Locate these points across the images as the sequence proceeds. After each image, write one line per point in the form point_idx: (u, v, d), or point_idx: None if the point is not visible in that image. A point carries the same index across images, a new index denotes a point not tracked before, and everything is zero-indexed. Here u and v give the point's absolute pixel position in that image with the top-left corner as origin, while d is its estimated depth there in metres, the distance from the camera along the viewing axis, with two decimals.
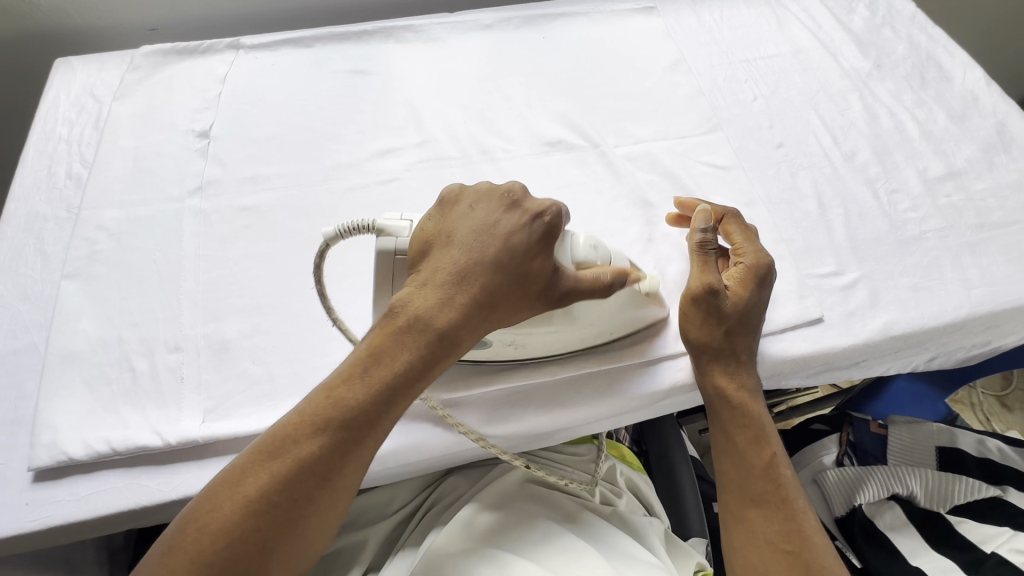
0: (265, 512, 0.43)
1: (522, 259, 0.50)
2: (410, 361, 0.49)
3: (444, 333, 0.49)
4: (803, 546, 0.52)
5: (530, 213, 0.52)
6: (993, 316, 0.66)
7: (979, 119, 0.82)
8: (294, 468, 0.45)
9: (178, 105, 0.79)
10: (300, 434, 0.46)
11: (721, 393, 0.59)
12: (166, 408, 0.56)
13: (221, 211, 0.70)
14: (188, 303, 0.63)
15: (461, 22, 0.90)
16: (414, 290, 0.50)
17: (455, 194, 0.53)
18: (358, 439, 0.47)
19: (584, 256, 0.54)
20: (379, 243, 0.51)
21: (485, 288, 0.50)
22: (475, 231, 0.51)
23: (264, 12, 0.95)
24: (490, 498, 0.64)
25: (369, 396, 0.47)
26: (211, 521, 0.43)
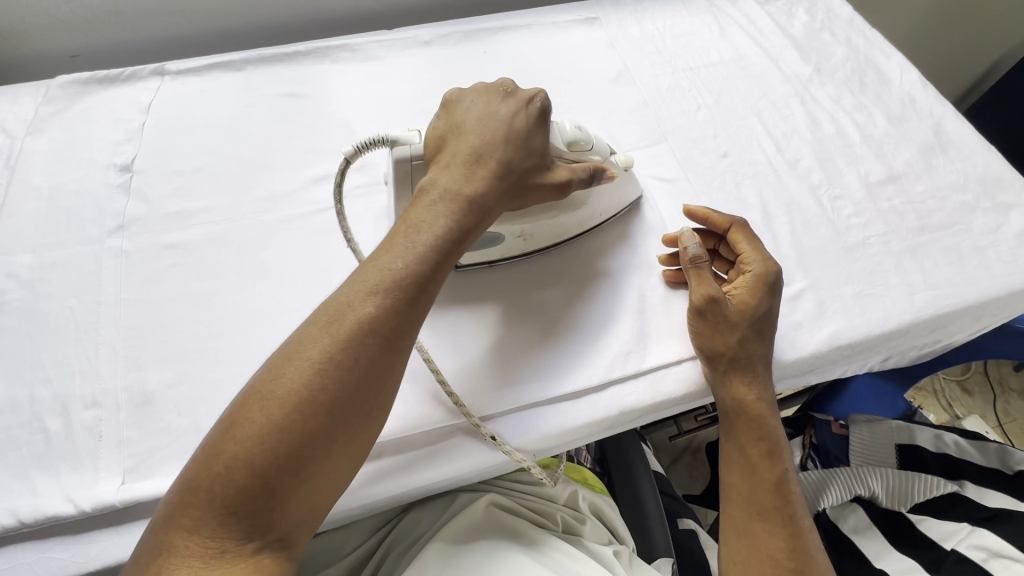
0: (333, 370, 0.42)
1: (526, 142, 0.54)
2: (448, 222, 0.49)
3: (478, 200, 0.50)
4: (804, 565, 0.51)
5: (521, 99, 0.55)
6: (938, 318, 0.67)
7: (917, 120, 0.83)
8: (353, 328, 0.43)
9: (98, 137, 0.75)
10: (352, 300, 0.44)
11: (740, 403, 0.58)
12: (82, 470, 0.53)
13: (144, 250, 0.66)
14: (107, 353, 0.59)
15: (399, 38, 0.88)
16: (441, 170, 0.52)
17: (455, 95, 0.57)
18: (411, 298, 0.46)
19: (573, 138, 0.58)
20: (393, 153, 0.56)
21: (502, 158, 0.52)
22: (485, 119, 0.54)
23: (193, 33, 0.91)
24: (451, 535, 0.60)
25: (414, 259, 0.46)
26: (275, 391, 0.41)
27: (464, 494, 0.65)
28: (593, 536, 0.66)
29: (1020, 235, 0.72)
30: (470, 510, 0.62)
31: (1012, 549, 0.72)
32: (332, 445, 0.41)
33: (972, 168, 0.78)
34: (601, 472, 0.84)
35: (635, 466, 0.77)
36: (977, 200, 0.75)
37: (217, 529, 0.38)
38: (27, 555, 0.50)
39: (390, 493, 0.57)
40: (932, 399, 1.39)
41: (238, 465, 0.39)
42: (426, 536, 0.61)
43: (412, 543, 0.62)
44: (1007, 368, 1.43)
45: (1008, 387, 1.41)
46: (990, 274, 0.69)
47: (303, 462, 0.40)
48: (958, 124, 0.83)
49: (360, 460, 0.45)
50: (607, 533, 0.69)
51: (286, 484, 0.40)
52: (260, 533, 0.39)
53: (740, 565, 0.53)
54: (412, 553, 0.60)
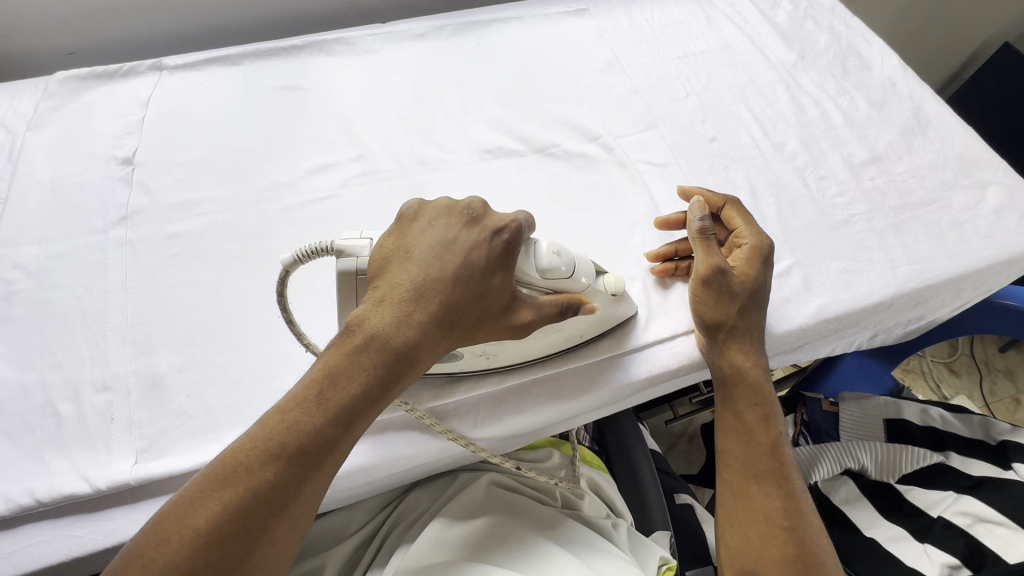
0: (217, 545, 0.41)
1: (482, 276, 0.51)
2: (367, 380, 0.47)
3: (405, 351, 0.49)
4: (800, 523, 0.53)
5: (484, 227, 0.52)
6: (919, 292, 0.69)
7: (898, 104, 0.86)
8: (246, 497, 0.42)
9: (100, 131, 0.76)
10: (254, 459, 0.43)
11: (737, 371, 0.60)
12: (96, 450, 0.54)
13: (148, 240, 0.67)
14: (116, 339, 0.60)
15: (393, 32, 0.89)
16: (373, 309, 0.49)
17: (412, 211, 0.54)
18: (316, 463, 0.45)
19: (548, 264, 0.54)
20: (339, 263, 0.51)
21: (443, 303, 0.50)
22: (436, 248, 0.51)
23: (188, 29, 0.92)
24: (454, 512, 0.62)
25: (327, 419, 0.45)
26: (156, 558, 0.40)
27: (467, 473, 0.67)
28: (593, 509, 0.68)
29: (996, 211, 0.75)
30: (474, 489, 0.64)
31: (996, 514, 0.75)
32: None
33: (951, 148, 0.81)
34: (600, 451, 0.86)
35: (633, 443, 0.79)
36: (956, 178, 0.78)
37: None
38: (44, 533, 0.51)
39: (396, 468, 0.59)
40: (921, 380, 1.43)
41: None
42: (431, 512, 0.63)
43: (415, 520, 0.64)
44: (993, 349, 1.47)
45: (993, 367, 1.45)
46: (969, 249, 0.72)
47: None
48: (937, 106, 0.86)
49: None
50: (606, 507, 0.71)
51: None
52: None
53: (737, 526, 0.55)
54: (418, 528, 0.62)
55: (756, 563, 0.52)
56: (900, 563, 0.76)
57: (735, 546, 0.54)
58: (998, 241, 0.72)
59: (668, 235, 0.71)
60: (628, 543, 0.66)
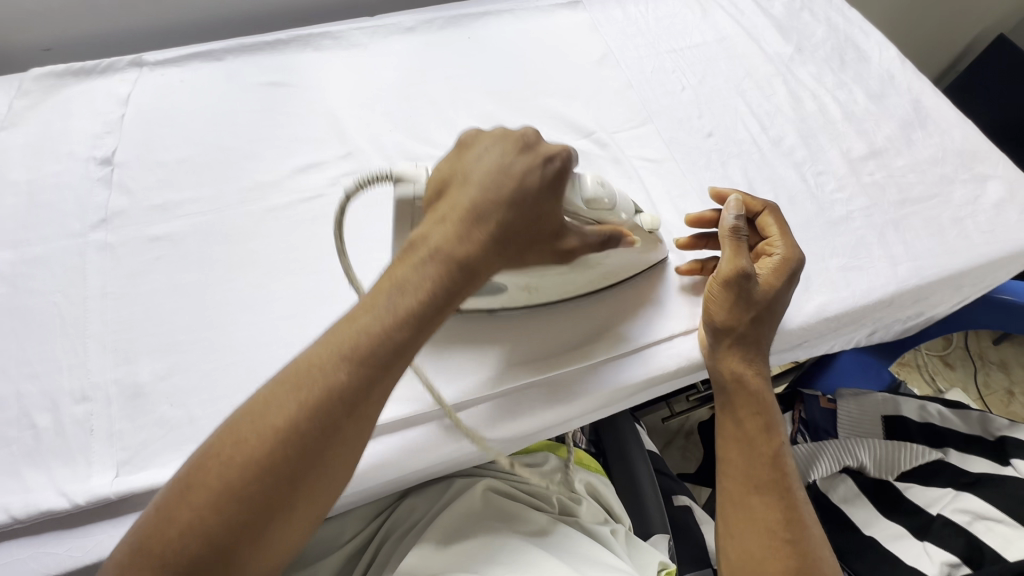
0: (295, 440, 0.41)
1: (535, 198, 0.50)
2: (432, 291, 0.46)
3: (467, 266, 0.47)
4: (800, 535, 0.52)
5: (540, 155, 0.51)
6: (920, 288, 0.68)
7: (896, 97, 0.85)
8: (321, 395, 0.42)
9: (77, 130, 0.73)
10: (323, 363, 0.43)
11: (739, 378, 0.59)
12: (75, 464, 0.52)
13: (128, 243, 0.65)
14: (95, 347, 0.58)
15: (382, 25, 0.87)
16: (434, 224, 0.48)
17: (470, 137, 0.52)
18: (384, 369, 0.44)
19: (593, 194, 0.54)
20: (397, 190, 0.51)
21: (501, 222, 0.48)
22: (491, 171, 0.49)
23: (168, 23, 0.89)
24: (449, 521, 0.60)
25: (394, 327, 0.44)
26: (236, 454, 0.40)
27: (462, 480, 0.66)
28: (591, 515, 0.67)
29: (996, 205, 0.74)
30: (469, 497, 0.63)
31: (995, 511, 0.75)
32: (287, 513, 0.41)
33: (950, 142, 0.80)
34: (596, 453, 0.85)
35: (630, 444, 0.78)
36: (956, 172, 0.77)
37: None
38: (21, 551, 0.49)
39: (388, 477, 0.57)
40: (916, 373, 1.42)
41: (192, 529, 0.38)
42: (425, 522, 0.61)
43: (409, 529, 0.62)
44: (987, 341, 1.47)
45: (988, 360, 1.45)
46: (970, 244, 0.70)
47: (256, 531, 0.39)
48: (935, 99, 0.84)
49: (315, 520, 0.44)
50: (604, 512, 0.70)
51: (236, 549, 0.39)
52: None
53: (736, 536, 0.54)
54: (412, 537, 0.60)
55: None
56: (900, 561, 0.75)
57: (732, 556, 0.53)
58: (999, 236, 0.71)
59: (665, 233, 0.70)
60: (627, 549, 0.65)
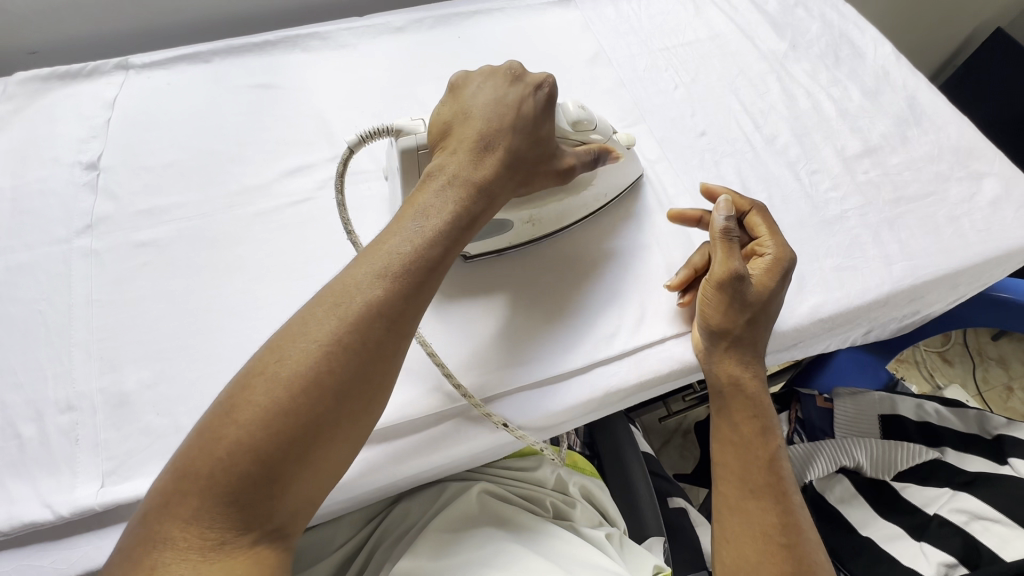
0: (340, 353, 0.41)
1: (534, 127, 0.55)
2: (456, 209, 0.49)
3: (484, 187, 0.51)
4: (796, 540, 0.51)
5: (531, 86, 0.56)
6: (915, 288, 0.68)
7: (891, 93, 0.84)
8: (362, 310, 0.43)
9: (62, 134, 0.72)
10: (360, 281, 0.44)
11: (735, 381, 0.58)
12: (60, 475, 0.52)
13: (114, 249, 0.64)
14: (81, 355, 0.57)
15: (371, 25, 0.86)
16: (448, 155, 0.52)
17: (463, 79, 0.57)
18: (418, 281, 0.46)
19: (578, 118, 0.59)
20: (398, 142, 0.55)
21: (509, 148, 0.53)
22: (493, 104, 0.54)
23: (156, 25, 0.89)
24: (443, 527, 0.60)
25: (423, 242, 0.47)
26: (281, 369, 0.40)
27: (455, 484, 0.65)
28: (585, 518, 0.66)
29: (992, 203, 0.73)
30: (463, 502, 0.62)
31: (992, 511, 0.74)
32: (336, 428, 0.41)
33: (946, 139, 0.79)
34: (591, 455, 0.84)
35: (624, 446, 0.77)
36: (951, 170, 0.76)
37: (216, 519, 0.37)
38: (7, 563, 0.49)
39: (380, 483, 0.57)
40: (914, 370, 1.42)
41: (242, 448, 0.38)
42: (419, 527, 0.61)
43: (402, 534, 0.61)
44: (986, 337, 1.46)
45: (987, 356, 1.44)
46: (965, 243, 0.70)
47: (308, 446, 0.40)
48: (931, 96, 0.83)
49: (358, 447, 0.44)
50: (599, 516, 0.69)
51: (287, 465, 0.39)
52: (258, 522, 0.38)
53: (732, 542, 0.53)
54: (404, 542, 0.59)
55: None
56: (897, 562, 0.75)
57: (728, 563, 0.53)
58: (995, 234, 0.71)
59: (657, 234, 0.69)
60: (623, 554, 0.64)
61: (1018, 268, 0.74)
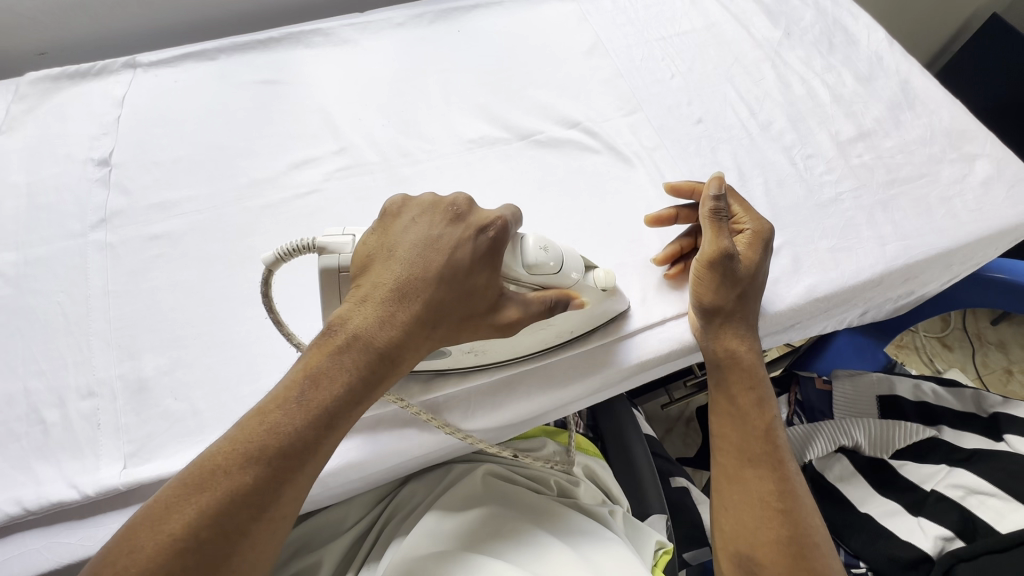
0: (192, 552, 0.40)
1: (466, 277, 0.50)
2: (350, 381, 0.47)
3: (386, 352, 0.48)
4: (793, 505, 0.53)
5: (471, 226, 0.51)
6: (909, 268, 0.69)
7: (885, 78, 0.85)
8: (223, 501, 0.41)
9: (74, 133, 0.74)
10: (229, 463, 0.42)
11: (731, 355, 0.59)
12: (84, 457, 0.54)
13: (129, 242, 0.66)
14: (100, 344, 0.59)
15: (372, 21, 0.87)
16: (355, 307, 0.48)
17: (397, 206, 0.52)
18: (294, 466, 0.44)
19: (535, 259, 0.52)
20: (322, 261, 0.51)
21: (424, 305, 0.49)
22: (421, 245, 0.50)
23: (161, 25, 0.90)
24: (450, 503, 0.61)
25: (307, 421, 0.44)
26: (132, 562, 0.38)
27: (460, 465, 0.67)
28: (588, 496, 0.68)
29: (984, 183, 0.75)
30: (468, 481, 0.64)
31: (988, 485, 0.76)
32: None
33: (938, 121, 0.81)
34: (593, 437, 0.85)
35: (627, 428, 0.78)
36: (944, 152, 0.78)
37: None
38: (35, 541, 0.51)
39: (389, 463, 0.59)
40: (914, 355, 1.43)
41: None
42: (426, 505, 0.62)
43: (410, 513, 0.63)
44: (985, 322, 1.48)
45: (986, 340, 1.46)
46: (958, 223, 0.71)
47: None
48: (924, 80, 0.85)
49: None
50: (602, 494, 0.71)
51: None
52: None
53: (732, 511, 0.55)
54: (413, 520, 0.61)
55: (750, 547, 0.52)
56: (895, 536, 0.77)
57: (729, 529, 0.54)
58: (987, 214, 0.72)
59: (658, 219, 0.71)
60: (626, 530, 0.66)
61: (1011, 246, 0.76)
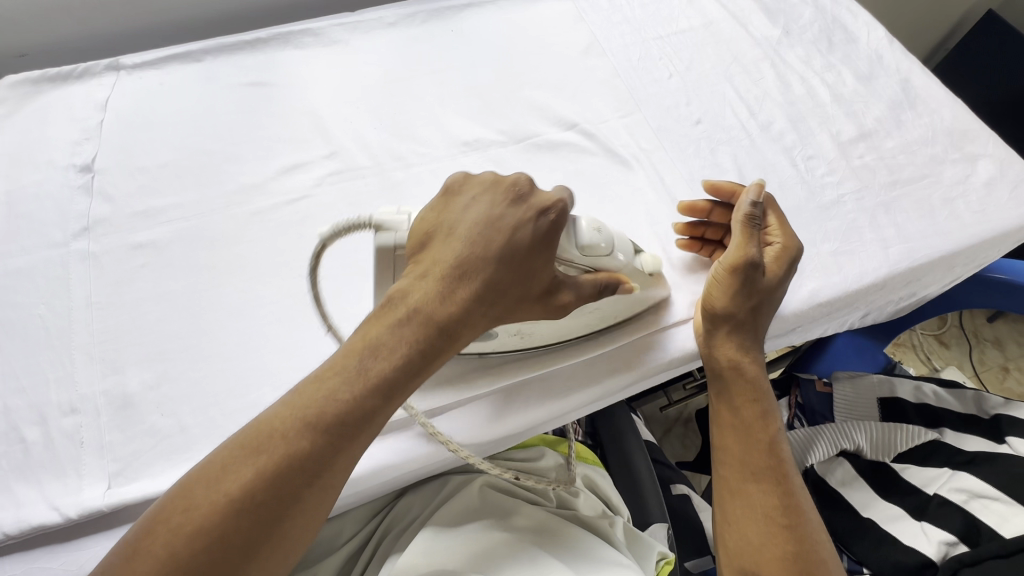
0: (247, 513, 0.39)
1: (522, 258, 0.50)
2: (409, 353, 0.46)
3: (447, 326, 0.47)
4: (797, 521, 0.52)
5: (531, 207, 0.51)
6: (912, 271, 0.68)
7: (885, 77, 0.84)
8: (280, 465, 0.40)
9: (55, 137, 0.72)
10: (288, 426, 0.41)
11: (735, 365, 0.58)
12: (66, 478, 0.52)
13: (112, 251, 0.64)
14: (82, 358, 0.57)
15: (363, 21, 0.85)
16: (415, 281, 0.48)
17: (458, 184, 0.53)
18: (350, 435, 0.43)
19: (588, 241, 0.53)
20: (376, 239, 0.51)
21: (484, 282, 0.49)
22: (479, 225, 0.50)
23: (146, 25, 0.88)
24: (447, 519, 0.59)
25: (364, 390, 0.43)
26: (187, 520, 0.38)
27: (457, 477, 0.65)
28: (588, 507, 0.67)
29: (986, 184, 0.74)
30: (466, 494, 0.62)
31: (991, 489, 0.75)
32: None
33: (940, 121, 0.79)
34: (593, 444, 0.84)
35: (627, 435, 0.77)
36: (945, 152, 0.77)
37: None
38: (16, 566, 0.49)
39: (382, 477, 0.56)
40: (911, 353, 1.43)
41: None
42: (423, 520, 0.61)
43: (406, 528, 0.61)
44: (981, 319, 1.47)
45: (983, 337, 1.45)
46: (961, 225, 0.70)
47: None
48: (925, 79, 0.84)
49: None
50: (602, 505, 0.69)
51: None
52: None
53: (735, 526, 0.53)
54: (408, 536, 0.59)
55: (754, 563, 0.50)
56: (898, 542, 0.76)
57: (731, 544, 0.53)
58: (990, 216, 0.71)
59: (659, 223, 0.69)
60: (627, 542, 0.64)
61: (1015, 247, 0.75)
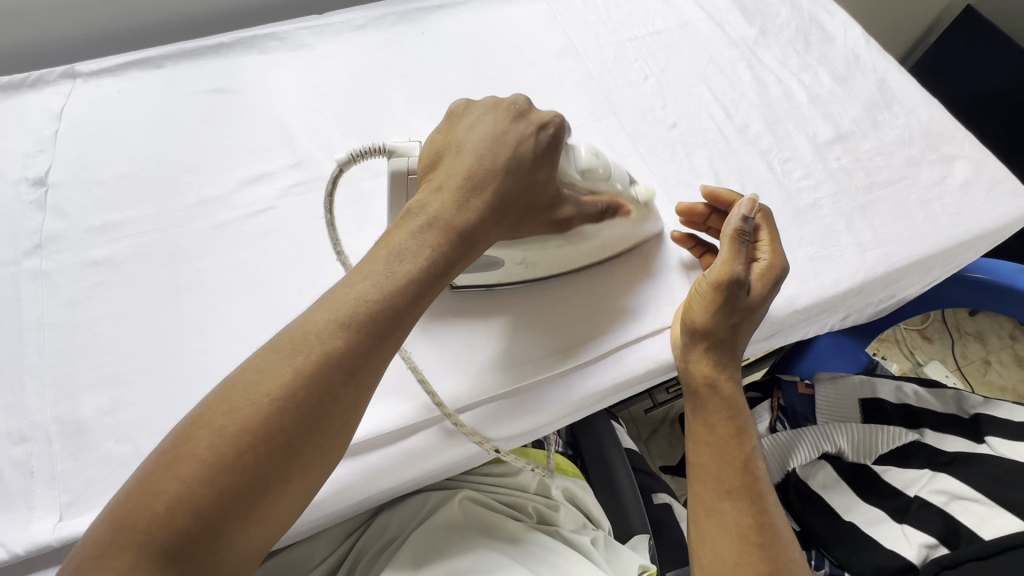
0: (291, 411, 0.38)
1: (528, 170, 0.52)
2: (433, 257, 0.46)
3: (466, 231, 0.48)
4: (771, 540, 0.51)
5: (534, 124, 0.53)
6: (890, 275, 0.67)
7: (861, 77, 0.83)
8: (317, 364, 0.40)
9: (7, 150, 0.69)
10: (319, 331, 0.41)
11: (711, 382, 0.57)
12: (15, 510, 0.50)
13: (65, 269, 0.62)
14: (33, 383, 0.55)
15: (330, 24, 0.83)
16: (431, 193, 0.49)
17: (462, 108, 0.54)
18: (381, 336, 0.42)
19: (586, 164, 0.56)
20: (392, 163, 0.53)
21: (497, 191, 0.50)
22: (487, 140, 0.51)
23: (105, 30, 0.85)
24: (424, 540, 0.58)
25: (390, 292, 0.43)
26: (229, 423, 0.37)
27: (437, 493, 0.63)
28: (569, 521, 0.65)
29: (963, 185, 0.73)
30: (444, 512, 0.60)
31: (970, 490, 0.75)
32: (288, 482, 0.38)
33: (916, 122, 0.79)
34: (573, 455, 0.81)
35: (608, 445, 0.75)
36: (922, 153, 0.76)
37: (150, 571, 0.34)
38: None
39: (353, 500, 0.54)
40: (895, 348, 1.43)
41: (181, 504, 0.35)
42: (400, 540, 0.59)
43: (383, 548, 0.60)
44: (963, 314, 1.48)
45: (964, 332, 1.46)
46: (937, 228, 0.70)
47: (256, 499, 0.37)
48: (901, 79, 0.83)
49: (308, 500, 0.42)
50: (583, 518, 0.68)
51: (238, 520, 0.37)
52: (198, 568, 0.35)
53: (709, 544, 0.53)
54: (386, 557, 0.58)
55: None
56: (879, 546, 0.75)
57: (705, 563, 0.52)
58: (966, 217, 0.71)
59: None
60: (608, 557, 0.63)
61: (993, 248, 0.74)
